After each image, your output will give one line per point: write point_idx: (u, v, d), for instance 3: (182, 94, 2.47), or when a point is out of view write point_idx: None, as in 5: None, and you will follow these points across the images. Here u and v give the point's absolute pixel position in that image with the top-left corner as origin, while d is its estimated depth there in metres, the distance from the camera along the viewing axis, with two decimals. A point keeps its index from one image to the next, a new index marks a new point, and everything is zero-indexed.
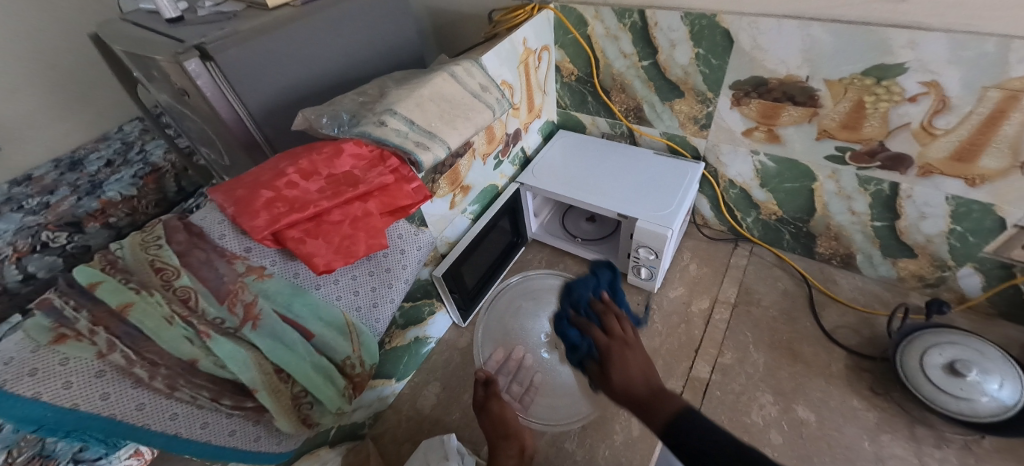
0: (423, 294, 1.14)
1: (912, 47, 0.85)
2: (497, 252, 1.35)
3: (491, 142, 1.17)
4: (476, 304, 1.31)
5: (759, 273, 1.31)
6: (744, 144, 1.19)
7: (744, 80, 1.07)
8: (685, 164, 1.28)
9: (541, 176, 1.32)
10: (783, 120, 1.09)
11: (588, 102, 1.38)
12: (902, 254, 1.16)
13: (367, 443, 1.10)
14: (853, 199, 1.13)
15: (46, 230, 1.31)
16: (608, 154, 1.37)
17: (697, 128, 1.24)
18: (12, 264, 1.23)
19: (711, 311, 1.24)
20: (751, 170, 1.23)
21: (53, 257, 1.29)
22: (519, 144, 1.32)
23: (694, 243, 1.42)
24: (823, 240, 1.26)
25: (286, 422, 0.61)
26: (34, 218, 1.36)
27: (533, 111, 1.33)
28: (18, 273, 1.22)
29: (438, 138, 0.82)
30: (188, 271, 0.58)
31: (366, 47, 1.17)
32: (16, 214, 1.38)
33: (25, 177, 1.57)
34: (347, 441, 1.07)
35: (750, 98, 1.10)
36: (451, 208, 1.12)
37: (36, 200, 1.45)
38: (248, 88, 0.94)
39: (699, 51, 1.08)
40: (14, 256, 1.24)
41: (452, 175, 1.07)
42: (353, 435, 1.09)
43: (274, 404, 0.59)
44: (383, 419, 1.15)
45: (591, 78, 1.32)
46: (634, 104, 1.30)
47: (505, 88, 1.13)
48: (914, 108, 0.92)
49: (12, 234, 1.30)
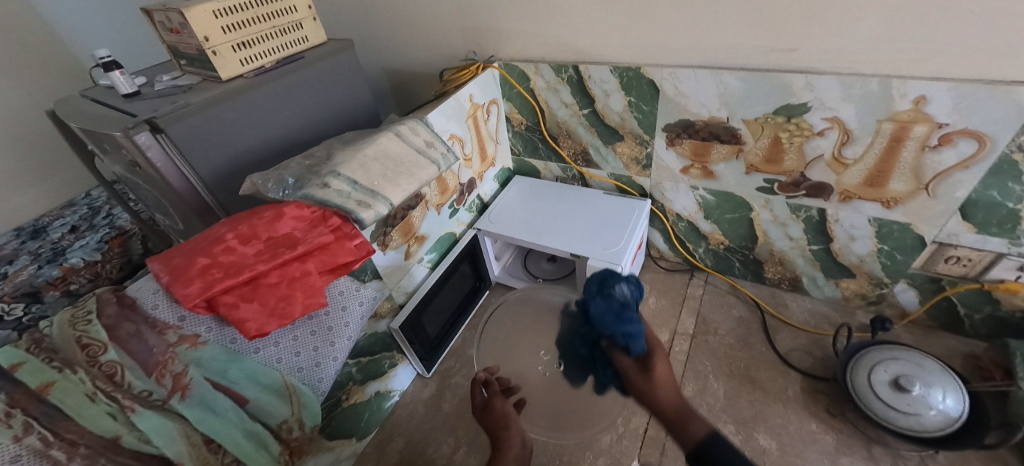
0: (382, 347, 1.14)
1: (811, 89, 0.95)
2: (458, 298, 1.37)
3: (444, 193, 1.22)
4: (439, 352, 1.30)
5: (714, 301, 1.35)
6: (684, 180, 1.27)
7: (673, 122, 1.16)
8: (632, 201, 1.35)
9: (497, 220, 1.37)
10: (714, 157, 1.17)
11: (538, 149, 1.46)
12: (842, 275, 1.21)
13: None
14: (788, 226, 1.20)
15: (2, 302, 1.28)
16: (561, 196, 1.43)
17: (640, 168, 1.32)
18: None
19: (671, 343, 1.26)
20: (694, 204, 1.30)
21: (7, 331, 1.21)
22: (474, 192, 1.38)
23: (652, 276, 1.47)
24: (770, 265, 1.31)
25: None
26: None
27: (487, 159, 1.40)
28: None
29: (381, 196, 0.86)
30: (116, 344, 0.58)
31: (320, 110, 1.23)
32: None
33: None
34: None
35: (682, 138, 1.18)
36: (406, 259, 1.14)
37: None
38: (199, 156, 0.98)
39: (630, 99, 1.18)
40: None
41: (405, 226, 1.10)
42: None
43: None
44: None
45: (539, 126, 1.40)
46: (580, 148, 1.37)
47: (453, 141, 1.20)
48: (824, 142, 1.01)
49: None
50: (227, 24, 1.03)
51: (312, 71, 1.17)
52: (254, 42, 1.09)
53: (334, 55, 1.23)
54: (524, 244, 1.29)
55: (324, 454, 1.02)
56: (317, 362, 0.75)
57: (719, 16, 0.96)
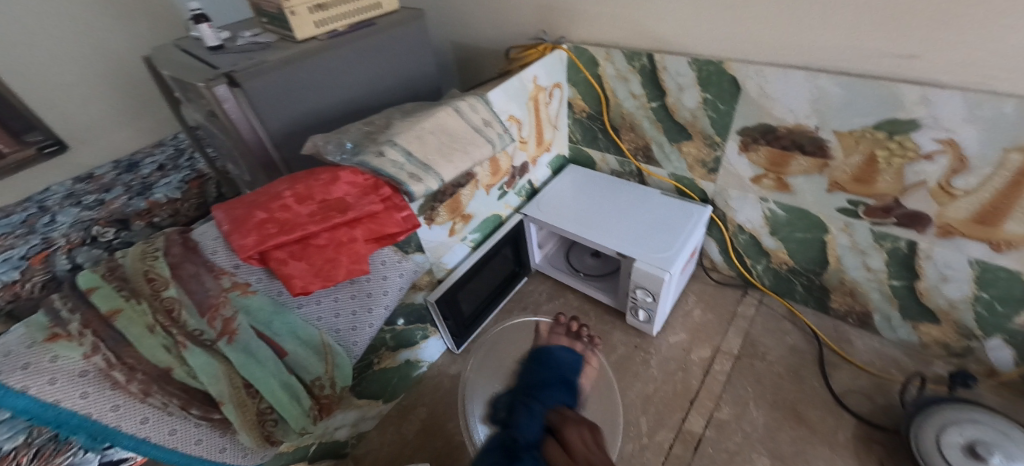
0: (416, 319, 1.16)
1: (926, 104, 0.83)
2: (496, 281, 1.36)
3: (495, 174, 1.20)
4: (471, 331, 1.31)
5: (767, 324, 1.25)
6: (753, 191, 1.17)
7: (751, 126, 1.06)
8: (691, 206, 1.26)
9: (545, 209, 1.33)
10: (793, 169, 1.06)
11: (598, 139, 1.40)
12: (924, 318, 1.08)
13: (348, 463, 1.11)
14: (868, 255, 1.07)
15: (98, 224, 1.41)
16: (616, 192, 1.37)
17: (705, 172, 1.23)
18: (63, 255, 1.30)
19: (711, 361, 1.19)
20: (761, 217, 1.20)
21: (100, 251, 1.32)
22: (526, 176, 1.34)
23: (701, 287, 1.38)
24: (838, 295, 1.19)
25: (249, 438, 0.62)
26: (89, 214, 1.48)
27: (542, 144, 1.36)
28: (68, 263, 1.27)
29: (433, 171, 0.85)
30: (177, 283, 0.62)
31: (385, 78, 1.24)
32: (74, 208, 1.51)
33: (87, 174, 1.71)
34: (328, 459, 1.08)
35: (758, 145, 1.08)
36: (450, 236, 1.14)
37: (93, 197, 1.58)
38: (269, 111, 1.02)
39: (706, 95, 1.09)
40: (66, 247, 1.31)
41: (453, 203, 1.10)
42: (335, 453, 1.09)
43: (239, 419, 0.61)
44: (368, 440, 1.16)
45: (601, 115, 1.33)
46: (642, 143, 1.30)
47: (511, 123, 1.17)
48: (931, 166, 0.88)
49: (68, 227, 1.41)
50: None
51: (381, 38, 1.18)
52: (331, 4, 1.11)
53: (404, 24, 1.22)
54: (570, 236, 1.25)
55: (352, 410, 1.07)
56: (354, 327, 0.78)
57: (826, 10, 0.85)
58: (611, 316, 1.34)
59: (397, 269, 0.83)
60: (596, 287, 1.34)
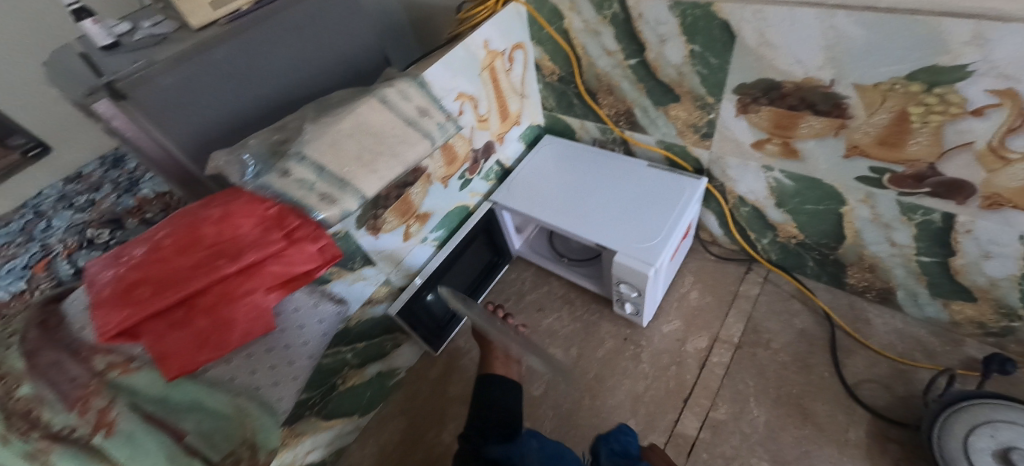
0: (381, 330, 1.07)
1: (980, 44, 0.62)
2: (472, 275, 1.23)
3: (451, 163, 1.04)
4: (448, 332, 1.21)
5: (772, 305, 1.12)
6: (755, 158, 0.98)
7: (750, 83, 0.86)
8: (683, 179, 1.08)
9: (519, 193, 1.17)
10: (802, 132, 0.87)
11: (573, 105, 1.20)
12: (956, 296, 0.93)
13: None
14: (893, 228, 0.90)
15: (90, 227, 1.17)
16: (600, 166, 1.18)
17: (697, 138, 1.03)
18: (63, 261, 1.04)
19: (709, 352, 1.07)
20: (765, 187, 1.02)
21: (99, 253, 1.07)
22: (493, 157, 1.18)
23: (699, 264, 1.24)
24: (855, 270, 1.04)
25: None
26: (81, 216, 1.23)
27: (509, 118, 1.17)
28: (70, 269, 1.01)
29: (350, 188, 0.71)
30: (34, 376, 0.52)
31: (314, 60, 1.06)
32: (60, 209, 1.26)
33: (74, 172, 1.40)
34: None
35: (760, 105, 0.88)
36: (405, 240, 1.01)
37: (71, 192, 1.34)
38: (174, 120, 0.87)
39: (694, 47, 0.88)
40: (65, 253, 1.07)
41: (402, 206, 0.96)
42: None
43: None
44: (349, 454, 1.12)
45: (573, 77, 1.13)
46: (623, 108, 1.10)
47: (462, 101, 0.99)
48: (981, 124, 0.69)
49: (61, 232, 1.17)
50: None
51: (297, 12, 0.98)
52: None
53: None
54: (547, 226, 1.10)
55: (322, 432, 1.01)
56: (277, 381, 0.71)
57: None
58: (598, 304, 1.22)
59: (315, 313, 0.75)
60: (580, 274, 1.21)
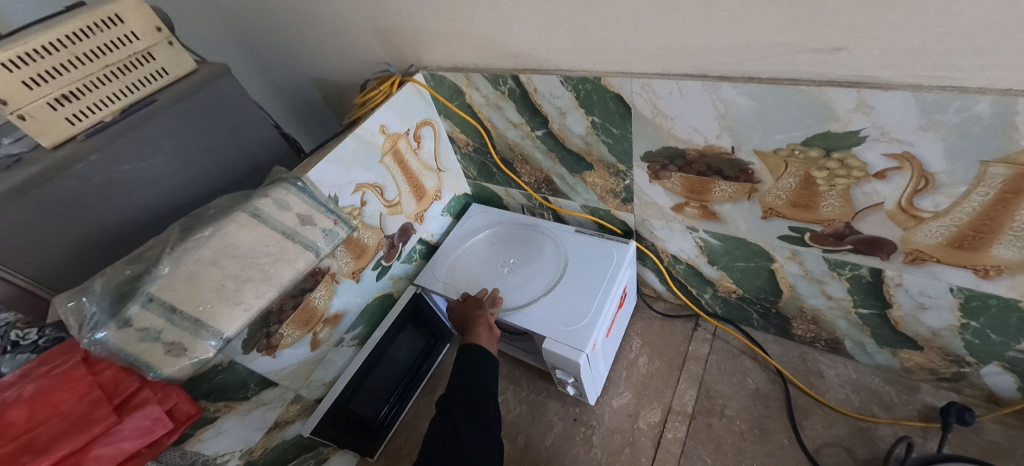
0: (298, 451, 0.93)
1: (866, 111, 0.59)
2: (407, 365, 1.14)
3: (360, 256, 0.95)
4: (383, 434, 1.09)
5: (723, 365, 1.05)
6: (677, 220, 0.93)
7: (655, 150, 0.82)
8: (611, 244, 1.01)
9: (449, 275, 1.07)
10: (716, 195, 0.83)
11: (493, 174, 1.14)
12: (903, 345, 0.88)
13: None
14: (826, 283, 0.86)
15: None
16: (535, 237, 1.09)
17: (618, 202, 0.98)
18: None
19: (662, 427, 0.99)
20: (695, 246, 0.97)
21: None
22: (412, 238, 1.10)
23: (645, 324, 1.17)
24: (799, 322, 0.98)
25: None
26: None
27: (426, 196, 1.10)
28: None
29: (206, 330, 0.62)
30: None
31: (217, 155, 0.90)
32: None
33: None
34: None
35: (670, 171, 0.84)
36: (314, 349, 0.91)
37: None
38: (22, 251, 0.67)
39: (593, 119, 0.83)
40: None
41: (303, 314, 0.86)
42: None
43: None
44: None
45: (487, 148, 1.08)
46: (541, 175, 1.05)
47: (362, 192, 0.92)
48: (886, 186, 0.65)
49: None
50: (34, 76, 0.66)
51: (192, 104, 0.84)
52: (82, 90, 0.73)
53: (220, 77, 0.88)
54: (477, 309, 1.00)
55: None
56: None
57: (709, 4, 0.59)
58: (544, 382, 1.12)
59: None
60: (523, 351, 1.12)
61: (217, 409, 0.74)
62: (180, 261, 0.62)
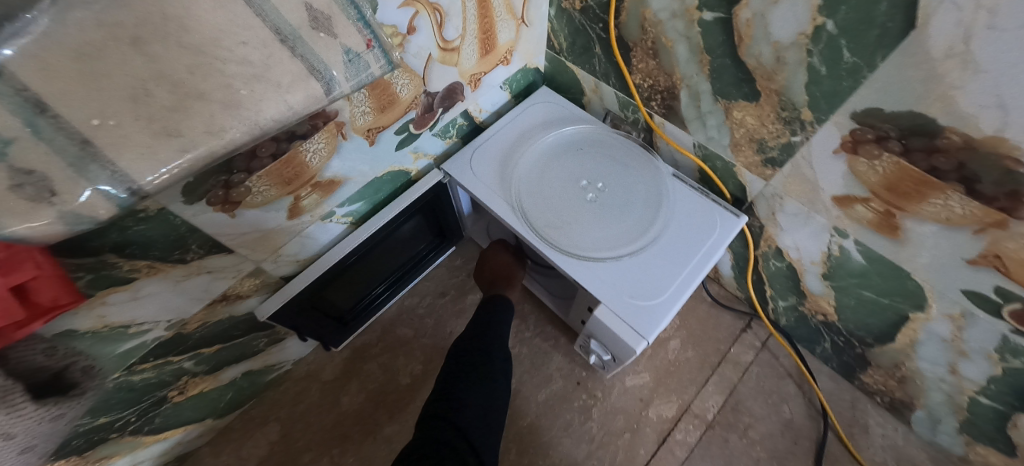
0: (246, 329, 0.73)
1: None
2: (401, 260, 0.91)
3: (385, 110, 0.65)
4: (356, 327, 0.91)
5: (762, 382, 0.89)
6: (827, 214, 0.67)
7: (888, 112, 0.51)
8: (718, 209, 0.75)
9: (495, 178, 0.79)
10: (923, 208, 0.56)
11: (593, 54, 0.79)
12: (992, 443, 0.73)
13: None
14: (967, 358, 0.66)
15: None
16: (626, 164, 0.80)
17: (756, 160, 0.69)
18: None
19: (673, 425, 0.85)
20: (820, 252, 0.72)
21: None
22: (457, 106, 0.78)
23: (691, 305, 0.97)
24: (878, 372, 0.81)
25: None
26: None
27: (493, 54, 0.76)
28: None
29: (98, 167, 0.31)
30: None
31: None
32: None
33: None
34: None
35: (882, 149, 0.55)
36: (292, 217, 0.65)
37: None
38: None
39: (825, 23, 0.50)
40: None
41: (284, 169, 0.57)
42: None
43: None
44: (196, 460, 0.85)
45: (604, 14, 0.72)
46: (665, 83, 0.72)
47: (414, 11, 0.57)
48: None
49: None
50: None
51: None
52: None
53: None
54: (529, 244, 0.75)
55: (142, 449, 0.73)
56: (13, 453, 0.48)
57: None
58: (553, 329, 0.94)
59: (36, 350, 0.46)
60: (546, 291, 0.91)
61: (128, 268, 0.50)
62: None
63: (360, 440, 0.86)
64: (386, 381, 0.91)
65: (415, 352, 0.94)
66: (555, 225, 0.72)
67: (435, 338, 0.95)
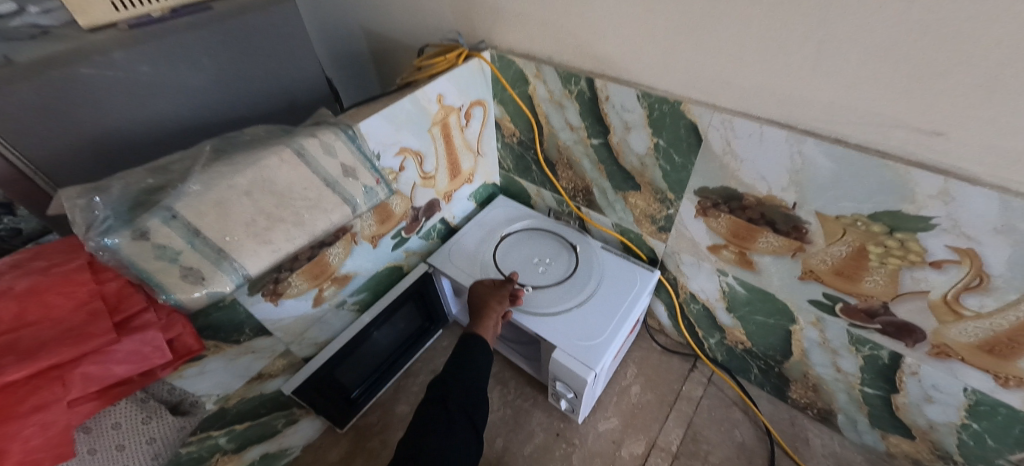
0: (270, 407, 0.88)
1: (944, 200, 0.58)
2: (396, 342, 1.09)
3: (385, 222, 0.91)
4: (360, 407, 1.04)
5: (714, 413, 1.04)
6: (710, 260, 0.92)
7: (712, 188, 0.80)
8: (637, 269, 0.99)
9: (469, 265, 1.04)
10: (759, 246, 0.82)
11: (530, 170, 1.11)
12: (895, 430, 0.89)
13: None
14: (841, 356, 0.86)
15: None
16: (567, 245, 1.05)
17: (653, 229, 0.97)
18: None
19: (645, 461, 0.97)
20: (718, 290, 0.96)
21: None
22: (436, 215, 1.06)
23: (643, 355, 1.16)
24: (798, 386, 0.99)
25: None
26: None
27: (459, 177, 1.07)
28: None
29: (227, 262, 0.57)
30: None
31: (248, 82, 0.82)
32: None
33: None
34: None
35: (719, 211, 0.83)
36: (315, 306, 0.86)
37: None
38: (23, 131, 0.59)
39: (658, 141, 0.81)
40: None
41: (314, 268, 0.80)
42: None
43: None
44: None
45: (534, 144, 1.05)
46: (581, 184, 1.03)
47: (404, 157, 0.87)
48: (938, 277, 0.65)
49: None
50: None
51: (228, 29, 0.75)
52: None
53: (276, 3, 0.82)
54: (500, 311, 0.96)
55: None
56: None
57: (842, 40, 0.55)
58: (532, 389, 1.10)
59: (143, 431, 0.61)
60: (519, 357, 1.08)
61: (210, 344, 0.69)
62: (213, 184, 0.57)
63: None
64: (387, 456, 1.01)
65: None
66: (518, 294, 0.95)
67: None
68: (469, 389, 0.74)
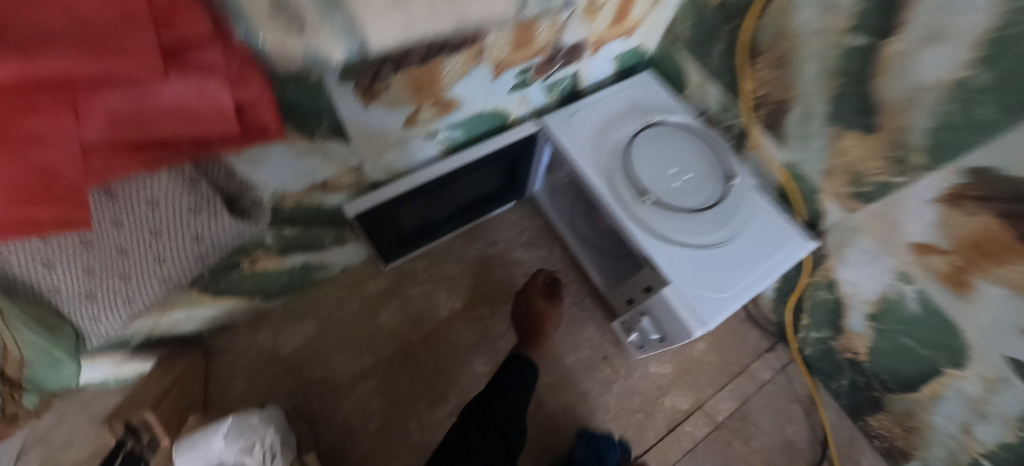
0: (323, 221, 0.75)
1: None
2: (468, 199, 0.93)
3: (520, 48, 0.66)
4: (411, 249, 0.94)
5: (774, 401, 0.94)
6: (898, 257, 0.70)
7: (1005, 174, 0.52)
8: (791, 231, 0.77)
9: (591, 143, 0.81)
10: (1003, 270, 0.57)
11: (714, 49, 0.80)
12: None
13: (196, 356, 0.82)
14: (986, 422, 0.70)
15: None
16: (718, 167, 0.81)
17: (845, 190, 0.71)
18: None
19: (684, 418, 0.90)
20: (876, 292, 0.76)
21: None
22: (572, 65, 0.80)
23: None
24: (888, 418, 0.86)
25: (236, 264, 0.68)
26: None
27: (621, 23, 0.76)
28: None
29: (342, 13, 0.32)
30: None
31: None
32: None
33: None
34: (172, 346, 0.79)
35: (983, 207, 0.56)
36: (405, 127, 0.67)
37: None
38: None
39: (976, 75, 0.49)
40: None
41: (418, 77, 0.58)
42: (185, 341, 0.81)
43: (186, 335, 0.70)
44: (235, 335, 0.88)
45: (743, 12, 0.71)
46: (782, 96, 0.73)
47: None
48: None
49: None
50: None
51: None
52: None
53: None
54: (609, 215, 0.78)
55: (198, 309, 0.74)
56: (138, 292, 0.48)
57: None
58: (592, 302, 0.98)
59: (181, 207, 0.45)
60: (597, 269, 0.95)
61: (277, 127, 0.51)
62: None
63: (392, 354, 0.89)
64: (424, 309, 0.94)
65: (458, 288, 0.96)
66: (642, 203, 0.75)
67: (480, 280, 0.98)
68: (504, 401, 0.71)
